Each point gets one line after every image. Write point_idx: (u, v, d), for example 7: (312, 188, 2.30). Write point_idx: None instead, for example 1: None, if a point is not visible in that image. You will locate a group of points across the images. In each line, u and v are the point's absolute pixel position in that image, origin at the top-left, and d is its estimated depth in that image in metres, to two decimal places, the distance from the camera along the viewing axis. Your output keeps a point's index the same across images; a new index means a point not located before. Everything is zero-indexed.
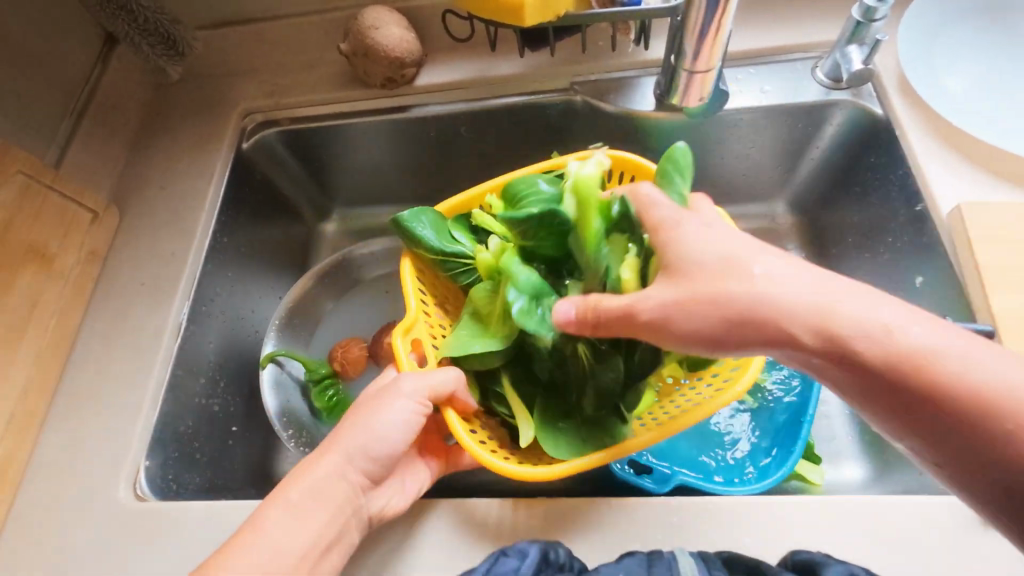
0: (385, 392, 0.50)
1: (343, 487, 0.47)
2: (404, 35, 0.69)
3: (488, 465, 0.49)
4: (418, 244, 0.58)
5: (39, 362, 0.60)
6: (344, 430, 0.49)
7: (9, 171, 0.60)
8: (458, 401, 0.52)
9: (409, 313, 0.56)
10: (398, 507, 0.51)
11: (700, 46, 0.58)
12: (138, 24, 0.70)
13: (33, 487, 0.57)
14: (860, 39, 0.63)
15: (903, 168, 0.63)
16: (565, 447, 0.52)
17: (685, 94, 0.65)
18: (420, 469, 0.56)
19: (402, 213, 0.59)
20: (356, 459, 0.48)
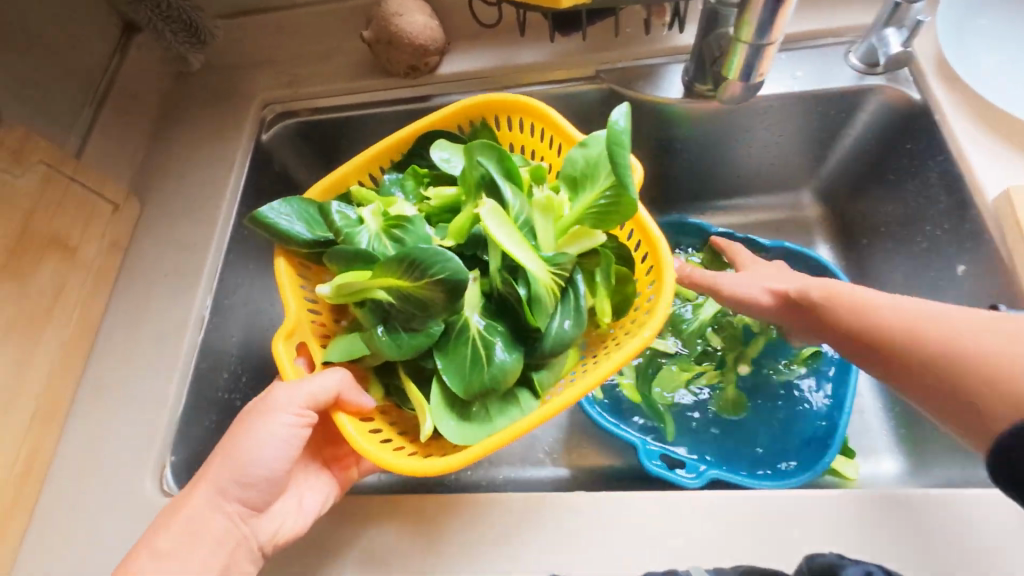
0: (261, 408, 0.48)
1: (221, 518, 0.46)
2: (428, 22, 0.68)
3: (377, 462, 0.47)
4: (285, 240, 0.56)
5: (62, 355, 0.59)
6: (216, 458, 0.47)
7: (31, 159, 0.58)
8: (348, 404, 0.49)
9: (290, 316, 0.54)
10: (292, 531, 0.49)
11: (767, 13, 0.55)
12: (160, 10, 0.68)
13: (57, 482, 0.56)
14: (898, 21, 0.61)
15: (943, 154, 0.62)
16: (460, 433, 0.49)
17: (746, 69, 0.61)
18: (322, 483, 0.53)
19: (263, 210, 0.56)
20: (230, 487, 0.47)
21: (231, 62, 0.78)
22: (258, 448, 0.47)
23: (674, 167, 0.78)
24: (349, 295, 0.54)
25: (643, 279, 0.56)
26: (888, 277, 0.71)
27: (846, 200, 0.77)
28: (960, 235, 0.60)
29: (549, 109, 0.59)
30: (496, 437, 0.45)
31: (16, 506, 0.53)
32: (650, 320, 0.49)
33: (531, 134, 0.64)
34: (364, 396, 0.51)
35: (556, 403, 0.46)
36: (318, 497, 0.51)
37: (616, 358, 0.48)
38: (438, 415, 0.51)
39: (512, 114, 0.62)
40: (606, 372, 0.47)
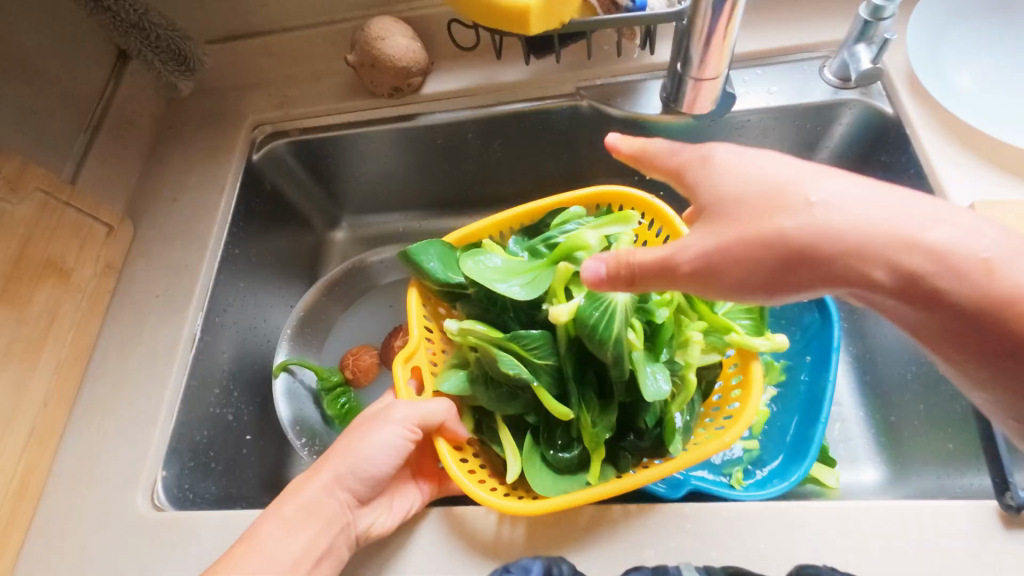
0: (378, 416, 0.52)
1: (331, 504, 0.49)
2: (410, 45, 0.70)
3: (471, 495, 0.50)
4: (426, 279, 0.60)
5: (58, 375, 0.61)
6: (339, 451, 0.51)
7: (27, 187, 0.61)
8: (448, 432, 0.54)
9: (410, 341, 0.59)
10: (384, 528, 0.50)
11: (704, 51, 0.60)
12: (150, 41, 0.71)
13: (53, 499, 0.58)
14: (868, 38, 0.62)
15: (914, 167, 0.63)
16: (547, 487, 0.53)
17: (690, 102, 0.66)
18: (410, 492, 0.55)
19: (411, 246, 0.60)
20: (345, 478, 0.50)
21: (222, 85, 0.80)
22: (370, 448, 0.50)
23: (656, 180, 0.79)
24: (472, 342, 0.59)
25: (729, 386, 0.60)
26: None
27: None
28: None
29: (655, 200, 0.62)
30: (583, 495, 0.49)
31: (13, 523, 0.55)
32: (733, 426, 0.52)
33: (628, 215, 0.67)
34: (460, 426, 0.56)
35: (640, 478, 0.50)
36: (407, 504, 0.53)
37: (701, 451, 0.51)
38: (531, 465, 0.54)
39: (618, 202, 0.65)
40: (688, 462, 0.50)
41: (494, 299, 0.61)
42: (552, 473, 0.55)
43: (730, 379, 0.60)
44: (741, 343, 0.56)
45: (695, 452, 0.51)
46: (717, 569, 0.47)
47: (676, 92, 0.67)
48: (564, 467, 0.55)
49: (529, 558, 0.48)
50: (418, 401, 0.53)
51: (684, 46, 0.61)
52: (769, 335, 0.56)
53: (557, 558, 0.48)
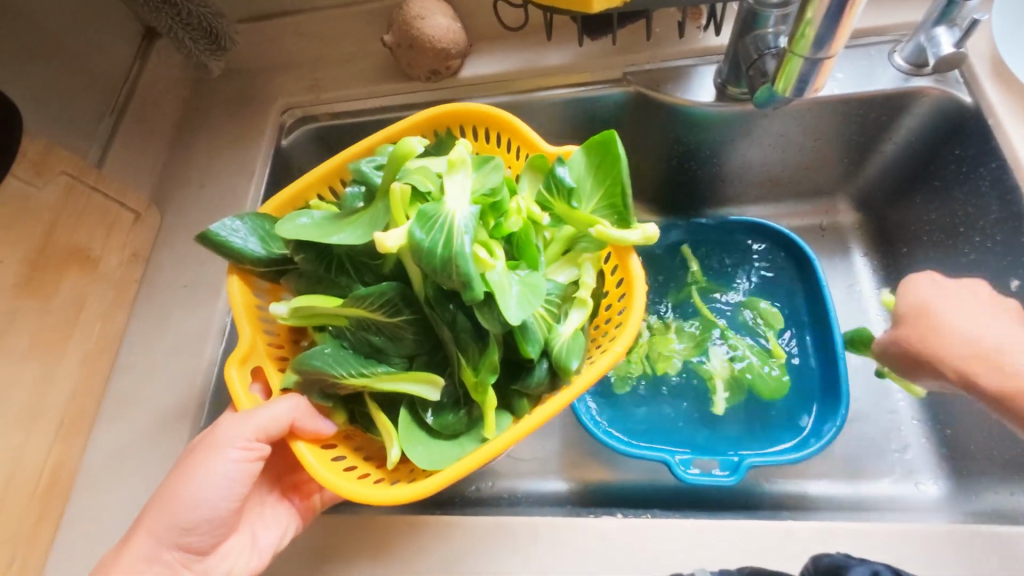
0: (206, 444, 0.46)
1: (157, 568, 0.45)
2: (450, 25, 0.66)
3: (334, 489, 0.44)
4: (239, 261, 0.53)
5: (86, 367, 0.59)
6: (157, 497, 0.46)
7: (53, 170, 0.58)
8: (303, 432, 0.48)
9: (244, 341, 0.52)
10: (247, 571, 0.49)
11: (830, 24, 0.49)
12: (180, 18, 0.67)
13: (81, 495, 0.56)
14: (951, 20, 0.58)
15: (996, 161, 0.59)
16: (430, 459, 0.48)
17: (801, 82, 0.56)
18: (278, 517, 0.52)
19: (209, 227, 0.53)
20: (166, 533, 0.45)
21: (250, 67, 0.77)
22: (203, 487, 0.46)
23: (704, 172, 0.75)
24: (309, 318, 0.53)
25: (615, 296, 0.54)
26: None
27: (884, 206, 0.73)
28: (1015, 247, 0.58)
29: (518, 120, 0.57)
30: (453, 472, 0.43)
31: (43, 520, 0.53)
32: (625, 330, 0.47)
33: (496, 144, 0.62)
34: (320, 420, 0.50)
35: (536, 418, 0.44)
36: (276, 532, 0.51)
37: (593, 371, 0.46)
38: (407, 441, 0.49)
39: (481, 124, 0.59)
40: (587, 385, 0.45)
41: (325, 259, 0.54)
42: (436, 442, 0.50)
43: (615, 296, 0.54)
44: (605, 235, 0.51)
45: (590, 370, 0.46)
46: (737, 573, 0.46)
47: (779, 75, 0.57)
48: (451, 431, 0.50)
49: None
50: (253, 412, 0.47)
51: (802, 17, 0.50)
52: (636, 225, 0.51)
53: None
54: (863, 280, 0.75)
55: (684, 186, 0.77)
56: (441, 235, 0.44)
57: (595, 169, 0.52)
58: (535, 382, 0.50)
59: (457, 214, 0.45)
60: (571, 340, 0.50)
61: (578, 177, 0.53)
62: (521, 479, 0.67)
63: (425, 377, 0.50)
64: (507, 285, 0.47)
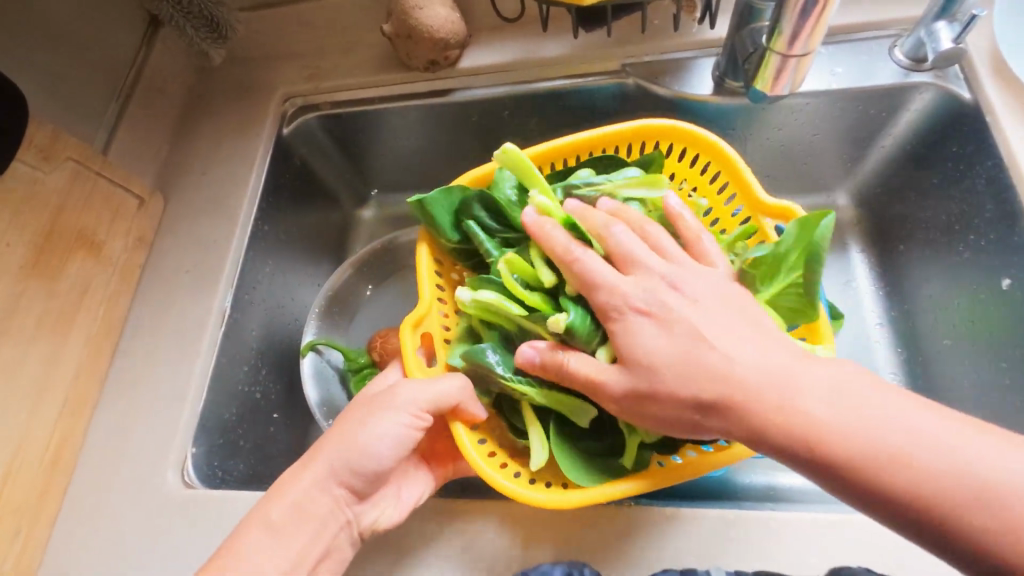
0: (382, 399, 0.49)
1: (326, 501, 0.46)
2: (449, 15, 0.66)
3: (491, 483, 0.47)
4: (437, 234, 0.58)
5: (91, 347, 0.61)
6: (334, 437, 0.48)
7: (60, 156, 0.60)
8: (463, 413, 0.50)
9: (422, 304, 0.55)
10: (391, 522, 0.49)
11: (802, 21, 0.52)
12: (182, 6, 0.68)
13: (85, 471, 0.58)
14: (951, 15, 0.57)
15: (993, 160, 0.59)
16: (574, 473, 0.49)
17: (776, 79, 0.58)
18: (421, 480, 0.52)
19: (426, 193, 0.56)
20: (339, 471, 0.47)
21: (252, 55, 0.78)
22: (373, 436, 0.47)
23: None
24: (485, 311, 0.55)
25: None
26: (925, 285, 0.68)
27: (882, 202, 0.73)
28: (1006, 246, 0.58)
29: (735, 155, 0.57)
30: (605, 491, 0.45)
31: (48, 492, 0.55)
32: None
33: (688, 162, 0.62)
34: (477, 406, 0.51)
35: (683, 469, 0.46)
36: (417, 492, 0.51)
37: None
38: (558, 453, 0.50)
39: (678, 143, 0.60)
40: (753, 448, 0.48)
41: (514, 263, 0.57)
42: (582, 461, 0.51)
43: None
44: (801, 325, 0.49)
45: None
46: (748, 573, 0.45)
47: (757, 71, 0.59)
48: (591, 453, 0.52)
49: (547, 567, 0.47)
50: (431, 382, 0.49)
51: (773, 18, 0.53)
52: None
53: (574, 563, 0.47)
54: (858, 270, 0.74)
55: None
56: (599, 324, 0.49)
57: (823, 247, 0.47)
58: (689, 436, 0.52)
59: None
60: None
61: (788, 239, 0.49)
62: None
63: (583, 405, 0.51)
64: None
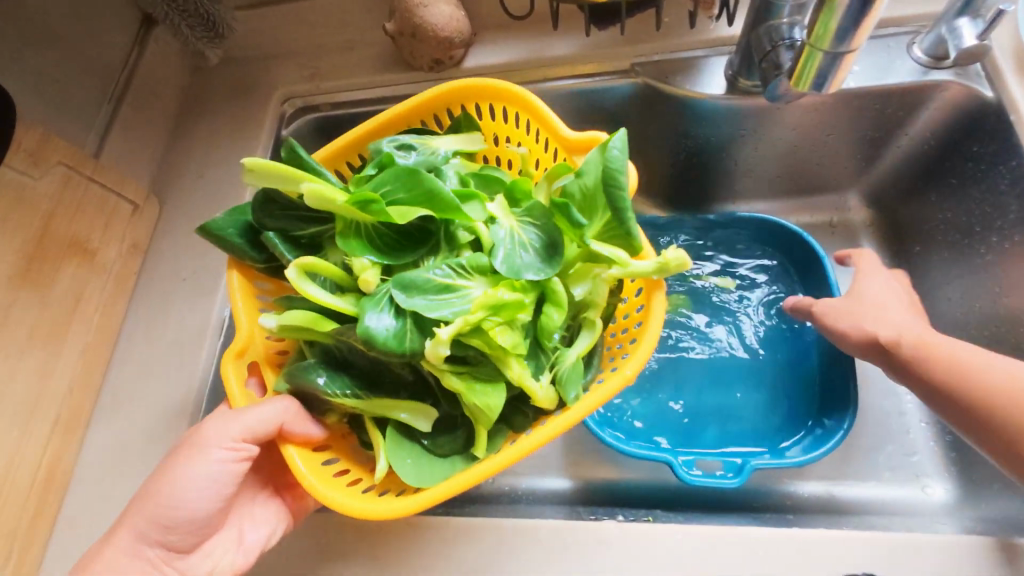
0: (190, 443, 0.46)
1: (140, 563, 0.45)
2: (454, 13, 0.64)
3: (313, 494, 0.44)
4: (241, 259, 0.53)
5: (84, 360, 0.58)
6: (142, 491, 0.46)
7: (51, 160, 0.57)
8: (292, 435, 0.47)
9: (240, 333, 0.51)
10: (231, 567, 0.49)
11: (852, 17, 0.47)
12: (177, 4, 0.65)
13: (79, 489, 0.55)
14: (974, 11, 0.56)
15: (1017, 160, 0.57)
16: (419, 475, 0.47)
17: (818, 80, 0.54)
18: (264, 517, 0.51)
19: (215, 220, 0.53)
20: (149, 527, 0.45)
21: (250, 55, 0.76)
22: (189, 488, 0.46)
23: (713, 165, 0.73)
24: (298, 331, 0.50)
25: (633, 318, 0.52)
26: (945, 288, 0.66)
27: (896, 203, 0.72)
28: None
29: (532, 97, 0.53)
30: (450, 486, 0.42)
31: (41, 514, 0.53)
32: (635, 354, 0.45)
33: (512, 123, 0.59)
34: (309, 424, 0.49)
35: (528, 444, 0.42)
36: (263, 530, 0.50)
37: (595, 396, 0.43)
38: (394, 452, 0.48)
39: (498, 103, 0.57)
40: (585, 413, 0.43)
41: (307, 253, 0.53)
42: (431, 457, 0.49)
43: (634, 308, 0.52)
44: (623, 269, 0.48)
45: (593, 394, 0.44)
46: None
47: (795, 70, 0.54)
48: (446, 451, 0.50)
49: None
50: (242, 412, 0.46)
51: (822, 10, 0.48)
52: (661, 253, 0.47)
53: None
54: None
55: (692, 181, 0.75)
56: (405, 321, 0.46)
57: (615, 174, 0.45)
58: (535, 402, 0.48)
59: (432, 273, 0.47)
60: (572, 368, 0.47)
61: (592, 179, 0.48)
62: (515, 475, 0.67)
63: (421, 407, 0.49)
64: (492, 335, 0.46)
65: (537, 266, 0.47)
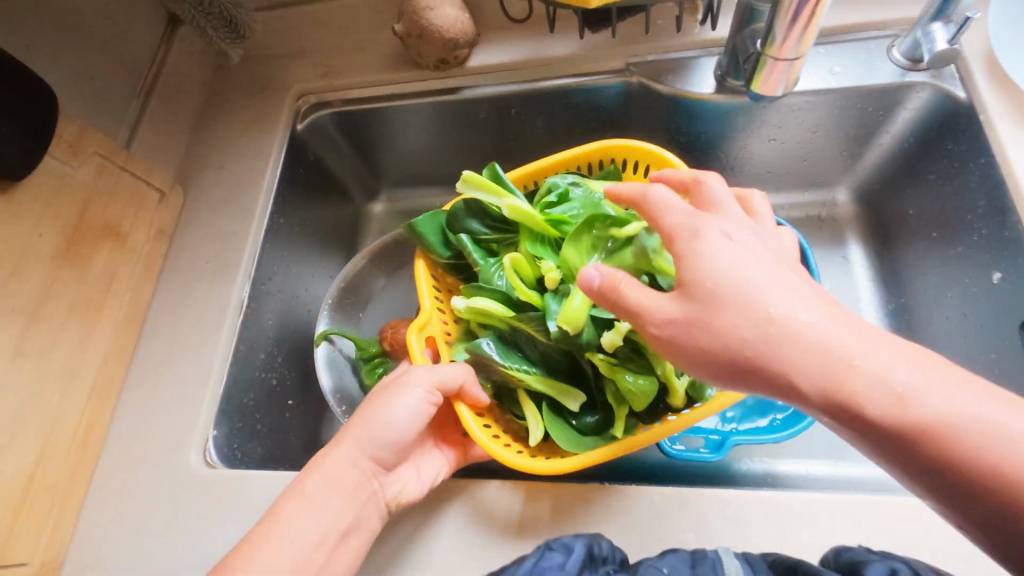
0: (396, 383, 0.52)
1: (355, 474, 0.49)
2: (459, 16, 0.68)
3: (493, 453, 0.50)
4: (430, 252, 0.62)
5: (117, 335, 0.64)
6: (358, 419, 0.51)
7: (87, 151, 0.63)
8: (467, 396, 0.53)
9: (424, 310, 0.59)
10: (415, 494, 0.51)
11: (794, 30, 0.54)
12: (202, 7, 0.70)
13: (112, 452, 0.61)
14: (946, 16, 0.59)
15: (985, 157, 0.60)
16: (576, 443, 0.53)
17: (769, 83, 0.61)
18: (435, 460, 0.55)
19: (419, 219, 0.62)
20: (367, 445, 0.50)
21: (267, 54, 0.80)
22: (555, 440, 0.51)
23: (704, 161, 0.77)
24: (477, 314, 0.58)
25: None
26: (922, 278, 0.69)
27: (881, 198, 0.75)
28: (999, 241, 0.59)
29: (661, 151, 0.59)
30: (608, 452, 0.49)
31: (78, 473, 0.58)
32: None
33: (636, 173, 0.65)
34: (479, 391, 0.55)
35: (643, 436, 0.49)
36: (434, 470, 0.54)
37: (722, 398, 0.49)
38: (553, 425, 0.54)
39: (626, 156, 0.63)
40: (704, 417, 0.49)
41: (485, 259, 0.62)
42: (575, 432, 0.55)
43: None
44: None
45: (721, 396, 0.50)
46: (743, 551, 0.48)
47: (751, 74, 0.62)
48: (589, 430, 0.56)
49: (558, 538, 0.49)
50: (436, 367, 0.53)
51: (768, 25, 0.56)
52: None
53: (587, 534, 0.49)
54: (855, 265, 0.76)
55: None
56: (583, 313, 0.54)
57: None
58: (669, 398, 0.55)
59: None
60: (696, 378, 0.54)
61: None
62: None
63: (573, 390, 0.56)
64: (655, 333, 0.54)
65: (679, 280, 0.52)
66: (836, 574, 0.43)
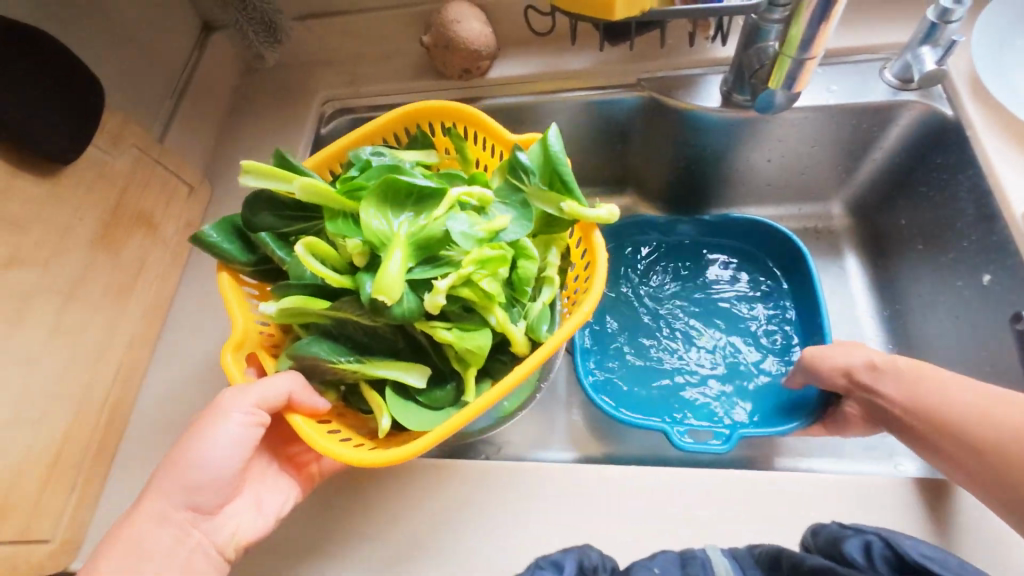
0: (211, 413, 0.49)
1: (168, 529, 0.47)
2: (482, 29, 0.73)
3: (315, 448, 0.48)
4: (230, 261, 0.58)
5: (144, 320, 0.65)
6: (164, 467, 0.48)
7: (126, 143, 0.65)
8: (302, 406, 0.51)
9: (237, 328, 0.55)
10: (252, 531, 0.52)
11: (813, 28, 0.60)
12: (246, 11, 0.74)
13: (133, 434, 0.62)
14: (934, 41, 0.64)
15: (974, 170, 0.64)
16: (419, 420, 0.54)
17: (788, 81, 0.66)
18: (282, 486, 0.55)
19: (205, 229, 0.58)
20: (174, 492, 0.48)
21: (297, 61, 0.85)
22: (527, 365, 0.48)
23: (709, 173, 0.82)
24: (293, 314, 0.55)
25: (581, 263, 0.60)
26: (914, 287, 0.73)
27: (875, 211, 0.79)
28: (987, 246, 0.62)
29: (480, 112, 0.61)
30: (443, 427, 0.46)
31: (99, 455, 0.59)
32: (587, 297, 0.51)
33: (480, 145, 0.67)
34: (317, 397, 0.52)
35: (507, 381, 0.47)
36: (279, 498, 0.54)
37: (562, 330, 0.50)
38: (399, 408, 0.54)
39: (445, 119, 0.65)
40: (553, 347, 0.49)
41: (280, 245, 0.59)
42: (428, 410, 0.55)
43: (580, 257, 0.61)
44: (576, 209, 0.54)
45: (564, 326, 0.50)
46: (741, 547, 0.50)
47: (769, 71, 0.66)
48: (440, 403, 0.56)
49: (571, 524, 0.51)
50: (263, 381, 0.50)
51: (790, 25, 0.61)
52: (603, 204, 0.55)
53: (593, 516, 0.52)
54: (852, 278, 0.81)
55: (689, 185, 0.84)
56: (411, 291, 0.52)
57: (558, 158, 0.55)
58: (514, 347, 0.55)
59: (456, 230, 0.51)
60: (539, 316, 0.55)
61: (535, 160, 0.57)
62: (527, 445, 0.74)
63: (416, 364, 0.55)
64: (480, 284, 0.52)
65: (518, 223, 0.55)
66: (826, 550, 0.46)
